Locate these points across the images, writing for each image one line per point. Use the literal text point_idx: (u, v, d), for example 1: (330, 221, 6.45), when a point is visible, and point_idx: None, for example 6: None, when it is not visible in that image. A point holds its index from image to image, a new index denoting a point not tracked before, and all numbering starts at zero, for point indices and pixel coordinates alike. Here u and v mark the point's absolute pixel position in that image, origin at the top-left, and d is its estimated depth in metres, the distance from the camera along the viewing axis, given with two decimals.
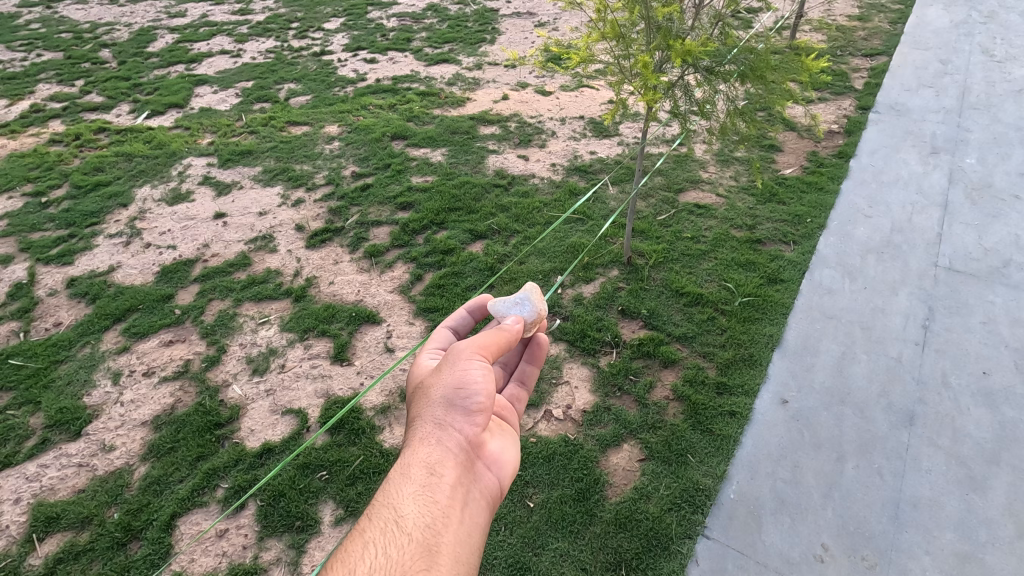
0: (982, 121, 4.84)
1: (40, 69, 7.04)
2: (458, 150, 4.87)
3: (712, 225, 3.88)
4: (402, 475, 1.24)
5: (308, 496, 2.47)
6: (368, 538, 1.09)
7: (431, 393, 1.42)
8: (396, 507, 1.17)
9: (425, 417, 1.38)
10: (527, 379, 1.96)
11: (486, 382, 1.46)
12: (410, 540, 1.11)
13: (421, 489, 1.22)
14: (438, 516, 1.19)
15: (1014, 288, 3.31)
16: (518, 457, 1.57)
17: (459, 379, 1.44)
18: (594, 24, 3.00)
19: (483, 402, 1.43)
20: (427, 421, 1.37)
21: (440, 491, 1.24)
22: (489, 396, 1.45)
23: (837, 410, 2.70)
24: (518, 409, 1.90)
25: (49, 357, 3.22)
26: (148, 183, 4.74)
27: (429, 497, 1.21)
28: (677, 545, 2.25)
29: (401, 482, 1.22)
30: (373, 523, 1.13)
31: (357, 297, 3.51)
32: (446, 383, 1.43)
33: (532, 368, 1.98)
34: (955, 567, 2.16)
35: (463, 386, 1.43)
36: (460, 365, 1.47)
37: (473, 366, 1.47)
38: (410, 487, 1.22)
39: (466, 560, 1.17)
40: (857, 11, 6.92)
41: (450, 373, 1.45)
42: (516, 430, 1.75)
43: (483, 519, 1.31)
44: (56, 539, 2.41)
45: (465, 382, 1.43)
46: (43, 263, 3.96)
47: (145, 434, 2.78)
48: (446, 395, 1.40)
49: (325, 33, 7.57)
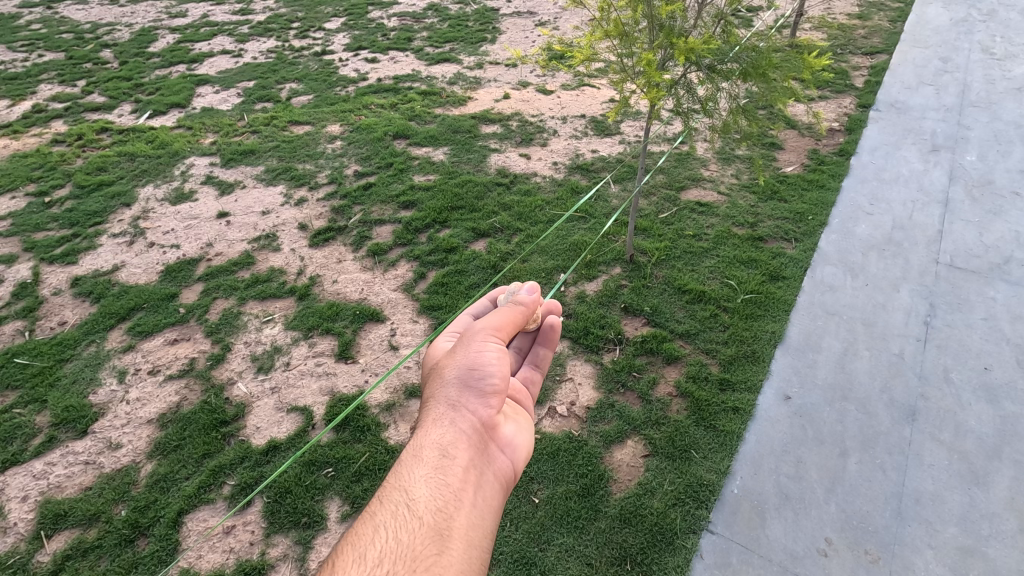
0: (983, 119, 4.86)
1: (42, 69, 7.05)
2: (460, 149, 4.88)
3: (714, 223, 3.89)
4: (414, 457, 1.25)
5: (314, 493, 2.48)
6: (378, 521, 1.09)
7: (445, 376, 1.45)
8: (408, 490, 1.17)
9: (439, 399, 1.40)
10: (540, 363, 1.97)
11: (500, 366, 1.48)
12: (421, 523, 1.11)
13: (433, 471, 1.23)
14: (449, 499, 1.19)
15: (1015, 285, 3.32)
16: (533, 441, 1.56)
17: (472, 361, 1.46)
18: (597, 23, 3.02)
19: (496, 384, 1.45)
20: (440, 403, 1.39)
21: (453, 473, 1.24)
22: (502, 378, 1.46)
23: (839, 406, 2.72)
24: (533, 392, 1.91)
25: (55, 356, 3.23)
26: (151, 182, 4.75)
27: (440, 479, 1.21)
28: (682, 539, 2.26)
29: (413, 464, 1.23)
30: (385, 506, 1.14)
31: (361, 295, 3.52)
32: (459, 366, 1.45)
33: (547, 350, 1.97)
34: (958, 561, 2.17)
35: (476, 369, 1.44)
36: (473, 348, 1.50)
37: (487, 349, 1.50)
38: (422, 469, 1.23)
39: (478, 543, 1.16)
40: (857, 10, 6.93)
41: (463, 355, 1.48)
42: (531, 414, 1.75)
43: (497, 501, 1.30)
44: (63, 536, 2.42)
45: (479, 364, 1.45)
46: (48, 262, 3.97)
47: (152, 432, 2.79)
48: (459, 378, 1.43)
49: (326, 33, 7.58)
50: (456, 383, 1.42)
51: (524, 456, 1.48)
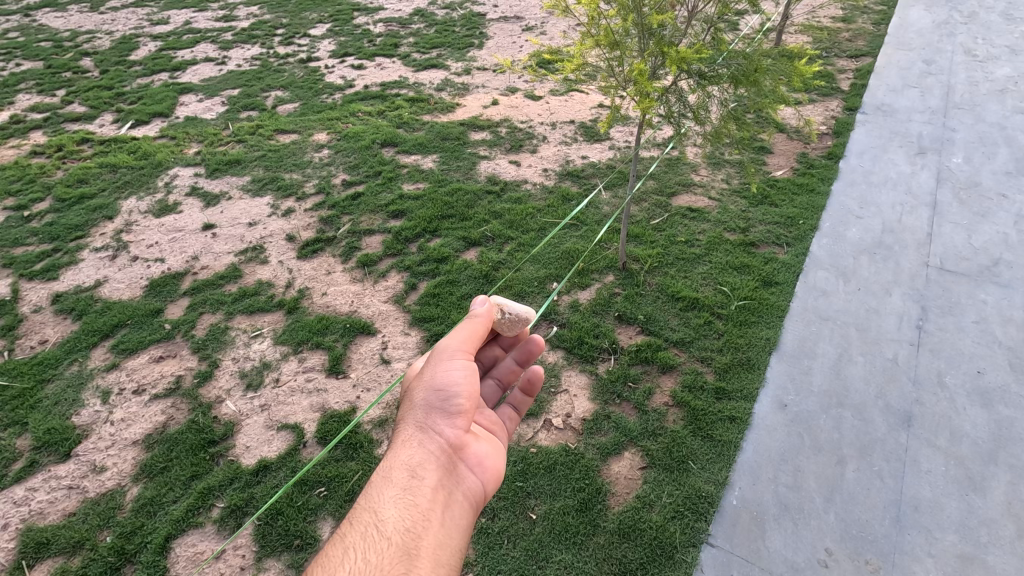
0: (968, 120, 4.91)
1: (20, 79, 6.91)
2: (449, 156, 4.84)
3: (706, 228, 3.89)
4: (383, 480, 1.27)
5: (306, 514, 2.42)
6: (347, 542, 1.11)
7: (417, 398, 1.44)
8: (377, 510, 1.19)
9: (409, 421, 1.41)
10: (520, 404, 1.95)
11: (467, 384, 1.46)
12: (389, 543, 1.13)
13: (402, 492, 1.24)
14: (417, 518, 1.21)
15: (1004, 287, 3.34)
16: (505, 463, 1.57)
17: (441, 381, 1.45)
18: (587, 31, 2.99)
19: (464, 404, 1.44)
20: (410, 425, 1.40)
21: (421, 493, 1.26)
22: (471, 398, 1.45)
23: (835, 413, 2.71)
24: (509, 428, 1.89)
25: (35, 376, 3.14)
26: (134, 195, 4.66)
27: (409, 500, 1.23)
28: (682, 553, 2.24)
29: (383, 486, 1.25)
30: (354, 528, 1.15)
31: (351, 307, 3.47)
32: (429, 389, 1.44)
33: (524, 395, 1.94)
34: (958, 569, 2.16)
35: (445, 388, 1.44)
36: (442, 369, 1.48)
37: (454, 369, 1.49)
38: (391, 490, 1.24)
39: (446, 560, 1.18)
40: (841, 13, 7.00)
41: (433, 376, 1.47)
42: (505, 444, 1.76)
43: (466, 521, 1.32)
44: (46, 565, 2.34)
45: (448, 385, 1.45)
46: (27, 279, 3.87)
47: (137, 454, 2.72)
48: (430, 398, 1.43)
49: (312, 39, 7.51)
50: (424, 405, 1.42)
51: (495, 477, 1.49)
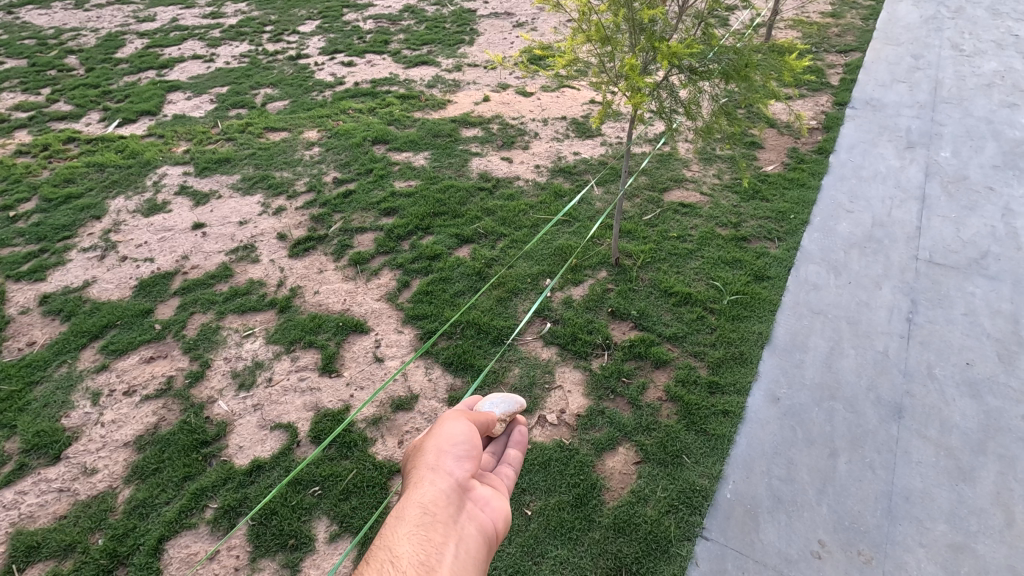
0: (956, 114, 4.95)
1: (3, 77, 6.80)
2: (441, 153, 4.83)
3: (698, 224, 3.90)
4: (397, 519, 1.13)
5: (301, 513, 2.41)
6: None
7: (423, 445, 1.35)
8: (391, 548, 1.04)
9: (417, 467, 1.28)
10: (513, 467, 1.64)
11: (471, 431, 1.41)
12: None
13: (416, 529, 1.11)
14: (435, 554, 1.06)
15: (992, 280, 3.37)
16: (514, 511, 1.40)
17: (447, 432, 1.38)
18: (578, 26, 2.98)
19: (471, 449, 1.37)
20: (420, 469, 1.28)
21: (436, 533, 1.12)
22: (476, 441, 1.39)
23: (828, 406, 2.73)
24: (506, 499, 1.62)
25: (23, 378, 3.10)
26: (122, 193, 4.61)
27: (424, 536, 1.09)
28: (677, 547, 2.25)
29: (396, 524, 1.11)
30: (368, 570, 0.98)
31: (344, 306, 3.45)
32: (435, 437, 1.36)
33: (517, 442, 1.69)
34: (949, 558, 2.18)
35: (450, 437, 1.37)
36: (445, 422, 1.41)
37: (458, 422, 1.42)
38: (403, 528, 1.10)
39: None
40: (830, 8, 7.04)
41: (437, 430, 1.39)
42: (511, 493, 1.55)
43: (486, 557, 1.18)
44: (37, 569, 2.32)
45: (454, 435, 1.37)
46: (14, 280, 3.82)
47: (129, 455, 2.69)
48: (436, 444, 1.33)
49: (301, 36, 7.45)
50: (432, 452, 1.32)
51: (507, 522, 1.32)
